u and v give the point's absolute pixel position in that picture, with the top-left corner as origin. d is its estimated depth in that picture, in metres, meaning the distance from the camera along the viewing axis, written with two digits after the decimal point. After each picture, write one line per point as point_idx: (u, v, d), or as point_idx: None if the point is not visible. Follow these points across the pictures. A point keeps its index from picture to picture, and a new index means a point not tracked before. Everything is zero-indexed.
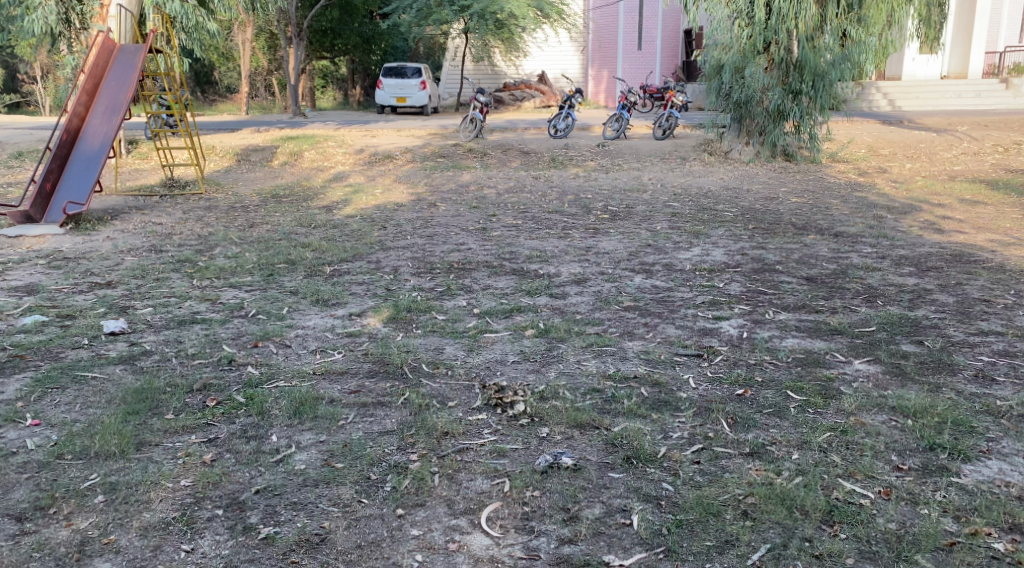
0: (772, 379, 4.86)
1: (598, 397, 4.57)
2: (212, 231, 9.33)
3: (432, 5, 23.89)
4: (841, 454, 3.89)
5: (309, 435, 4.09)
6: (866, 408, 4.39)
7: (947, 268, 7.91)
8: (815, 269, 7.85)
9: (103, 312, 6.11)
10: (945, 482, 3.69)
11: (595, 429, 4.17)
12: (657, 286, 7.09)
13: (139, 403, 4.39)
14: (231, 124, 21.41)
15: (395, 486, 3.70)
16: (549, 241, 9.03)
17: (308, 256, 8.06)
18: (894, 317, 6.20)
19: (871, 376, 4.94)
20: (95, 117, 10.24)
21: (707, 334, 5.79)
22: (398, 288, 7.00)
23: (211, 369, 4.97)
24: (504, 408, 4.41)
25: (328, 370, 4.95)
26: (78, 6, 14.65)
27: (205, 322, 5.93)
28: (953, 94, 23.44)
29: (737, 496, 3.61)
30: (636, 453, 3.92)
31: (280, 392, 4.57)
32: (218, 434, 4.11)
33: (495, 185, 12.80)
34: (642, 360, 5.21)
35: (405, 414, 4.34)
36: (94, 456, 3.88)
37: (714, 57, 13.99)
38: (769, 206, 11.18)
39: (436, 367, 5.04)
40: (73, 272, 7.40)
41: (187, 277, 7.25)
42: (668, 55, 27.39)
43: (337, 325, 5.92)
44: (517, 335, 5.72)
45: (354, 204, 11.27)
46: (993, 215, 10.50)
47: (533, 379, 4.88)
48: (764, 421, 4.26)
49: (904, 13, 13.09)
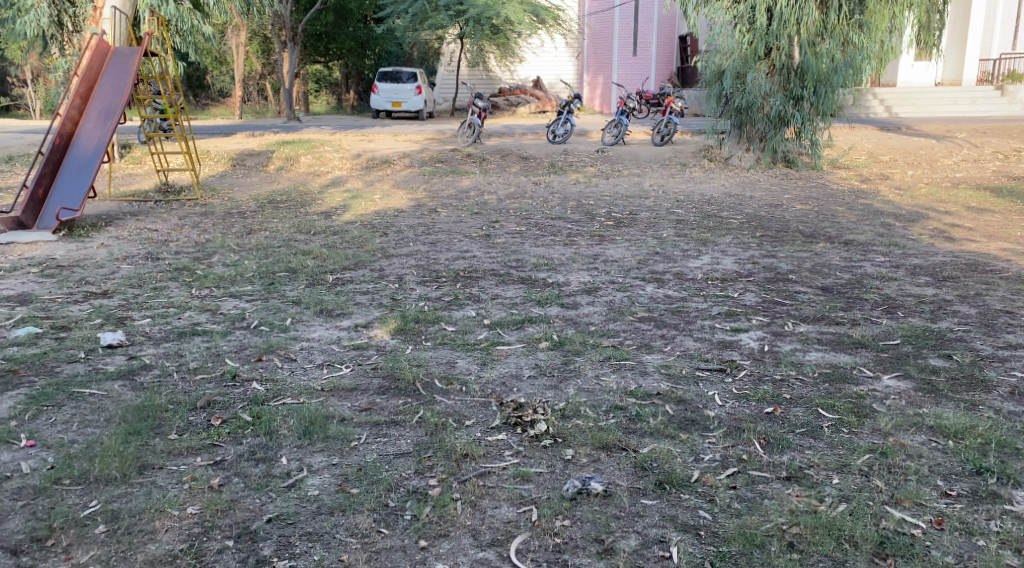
0: (801, 396, 4.65)
1: (622, 415, 4.37)
2: (209, 237, 9.10)
3: (428, 9, 23.58)
4: (885, 480, 3.71)
5: (321, 457, 3.88)
6: (904, 427, 4.20)
7: (964, 277, 7.73)
8: (830, 279, 7.66)
9: (100, 324, 5.87)
10: (998, 510, 3.52)
11: (622, 450, 3.98)
12: (670, 296, 6.90)
13: (140, 422, 4.16)
14: (225, 129, 21.15)
15: (417, 515, 3.50)
16: (555, 249, 8.83)
17: (309, 264, 7.84)
18: (917, 330, 6.01)
19: (902, 393, 4.74)
20: (88, 121, 10.00)
21: (727, 347, 5.59)
22: (404, 297, 6.78)
23: (214, 386, 4.74)
24: (524, 428, 4.20)
25: (336, 386, 4.73)
26: (70, 8, 14.42)
27: (206, 334, 5.71)
28: (948, 101, 23.33)
29: (780, 525, 3.44)
30: (668, 478, 3.74)
31: (288, 410, 4.34)
32: (225, 456, 3.88)
33: (496, 191, 12.57)
34: (662, 375, 4.99)
35: (421, 434, 4.13)
36: (94, 481, 3.65)
37: (715, 63, 13.82)
38: (774, 213, 11.00)
39: (449, 382, 4.81)
40: (67, 280, 7.16)
41: (185, 286, 7.02)
42: (663, 61, 27.27)
43: (342, 338, 5.70)
44: (532, 347, 5.51)
45: (353, 210, 11.05)
46: (1002, 222, 10.36)
47: (551, 395, 4.66)
48: (799, 441, 4.06)
49: (905, 20, 12.93)
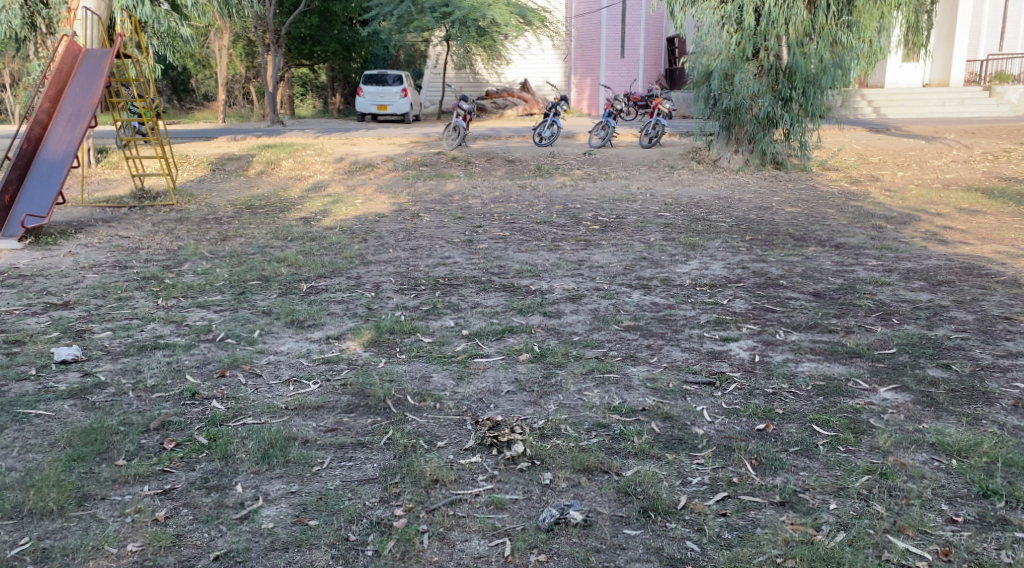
0: (794, 411, 4.39)
1: (605, 434, 4.10)
2: (182, 244, 8.79)
3: (414, 11, 23.28)
4: (886, 505, 3.46)
5: (278, 485, 3.61)
6: (903, 445, 3.94)
7: (959, 281, 7.48)
8: (822, 284, 7.40)
9: (56, 337, 5.58)
10: (1010, 538, 3.27)
11: (604, 473, 3.71)
12: (657, 303, 6.64)
13: (86, 446, 3.88)
14: (206, 133, 20.80)
15: (378, 551, 3.24)
16: (540, 254, 8.57)
17: (283, 272, 7.54)
18: (914, 338, 5.76)
19: (901, 406, 4.48)
20: (58, 124, 9.67)
21: (716, 358, 5.32)
22: (380, 306, 6.50)
23: (172, 405, 4.45)
24: (500, 449, 3.92)
25: (302, 404, 4.43)
26: (44, 10, 14.11)
27: (168, 347, 5.41)
28: (936, 102, 23.16)
29: (774, 558, 3.19)
30: (653, 504, 3.48)
31: (247, 431, 4.06)
32: (175, 484, 3.61)
33: (481, 195, 12.28)
34: (648, 390, 4.71)
35: (388, 457, 3.85)
36: (27, 515, 3.38)
37: (702, 64, 13.55)
38: (763, 216, 10.75)
39: (422, 399, 4.53)
40: (27, 291, 6.85)
41: (151, 296, 6.72)
42: (651, 62, 27.05)
43: (313, 351, 5.41)
44: (511, 360, 5.23)
45: (334, 215, 10.76)
46: (994, 224, 10.15)
47: (530, 412, 4.38)
48: (792, 462, 3.80)
49: (893, 20, 12.77)
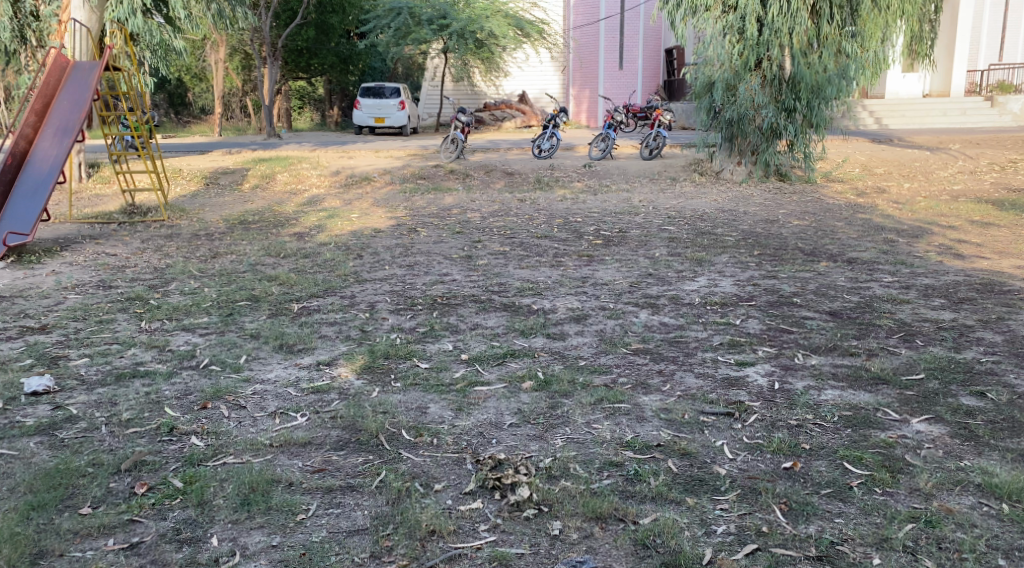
0: (822, 446, 4.03)
1: (618, 474, 3.75)
2: (171, 262, 8.45)
3: (411, 23, 22.95)
4: (935, 560, 3.20)
5: (259, 537, 3.30)
6: (946, 486, 3.62)
7: (981, 299, 7.13)
8: (837, 302, 7.03)
9: (28, 366, 5.22)
10: None
11: (618, 522, 3.40)
12: (666, 323, 6.30)
13: (47, 492, 3.55)
14: (200, 147, 20.48)
15: None
16: (541, 271, 8.22)
17: (274, 292, 7.19)
18: (942, 361, 5.40)
19: (937, 441, 4.13)
20: (43, 139, 9.36)
21: (733, 386, 4.95)
22: (374, 328, 6.14)
23: (147, 442, 4.10)
24: (504, 493, 3.58)
25: (288, 441, 4.08)
26: (34, 23, 13.99)
27: (148, 375, 5.06)
28: (937, 113, 22.77)
29: None
30: (675, 558, 3.21)
31: (227, 472, 3.71)
32: (143, 536, 3.29)
33: (479, 209, 11.93)
34: (662, 422, 4.34)
35: (380, 504, 3.51)
36: None
37: (704, 75, 13.10)
38: (771, 229, 10.41)
39: (418, 434, 4.16)
40: (6, 314, 6.50)
41: (134, 319, 6.36)
42: (650, 75, 26.55)
43: (302, 379, 5.05)
44: (513, 388, 4.86)
45: (328, 230, 10.38)
46: (1010, 238, 9.81)
47: (536, 449, 4.03)
48: (826, 507, 3.49)
49: (897, 29, 12.50)
